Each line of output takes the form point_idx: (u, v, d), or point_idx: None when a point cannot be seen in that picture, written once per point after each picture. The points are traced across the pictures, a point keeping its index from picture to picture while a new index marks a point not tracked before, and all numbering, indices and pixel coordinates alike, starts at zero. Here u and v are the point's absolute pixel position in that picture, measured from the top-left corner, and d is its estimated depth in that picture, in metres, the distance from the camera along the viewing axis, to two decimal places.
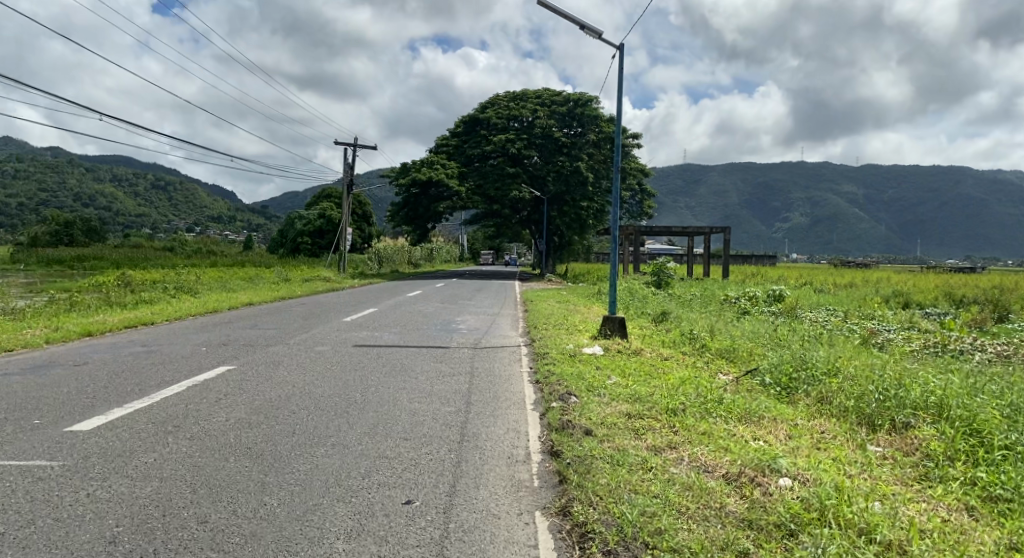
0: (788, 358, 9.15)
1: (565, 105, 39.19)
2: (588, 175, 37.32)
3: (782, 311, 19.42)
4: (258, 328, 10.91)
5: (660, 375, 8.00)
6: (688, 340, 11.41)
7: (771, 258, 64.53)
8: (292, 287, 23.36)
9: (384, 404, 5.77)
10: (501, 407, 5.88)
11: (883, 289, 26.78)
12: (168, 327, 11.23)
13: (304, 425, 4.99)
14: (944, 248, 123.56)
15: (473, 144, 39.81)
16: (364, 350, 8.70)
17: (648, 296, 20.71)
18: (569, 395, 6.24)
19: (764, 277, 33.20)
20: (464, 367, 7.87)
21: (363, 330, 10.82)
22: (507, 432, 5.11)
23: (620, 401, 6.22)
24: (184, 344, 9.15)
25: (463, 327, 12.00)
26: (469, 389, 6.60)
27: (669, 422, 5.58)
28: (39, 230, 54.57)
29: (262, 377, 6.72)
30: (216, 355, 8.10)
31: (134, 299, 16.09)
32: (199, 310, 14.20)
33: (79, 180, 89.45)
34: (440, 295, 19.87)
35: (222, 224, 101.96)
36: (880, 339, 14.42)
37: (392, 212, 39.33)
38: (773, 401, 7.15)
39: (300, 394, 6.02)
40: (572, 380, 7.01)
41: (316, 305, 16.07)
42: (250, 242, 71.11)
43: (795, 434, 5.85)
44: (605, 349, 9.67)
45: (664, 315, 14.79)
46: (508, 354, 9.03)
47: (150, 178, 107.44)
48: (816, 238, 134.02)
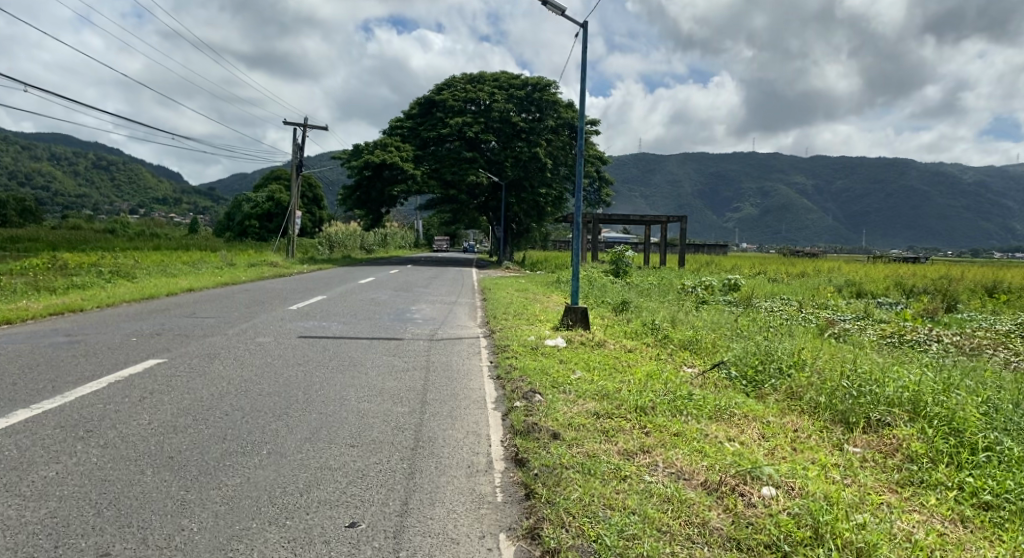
0: (754, 350, 9.00)
1: (523, 90, 38.68)
2: (547, 161, 36.98)
3: (739, 300, 19.43)
4: (197, 317, 10.17)
5: (626, 368, 7.68)
6: (649, 331, 11.16)
7: (725, 247, 65.50)
8: (239, 272, 22.41)
9: (331, 404, 5.26)
10: (459, 407, 5.44)
11: (835, 278, 27.24)
12: (99, 315, 10.39)
13: (237, 429, 4.43)
14: (888, 240, 127.86)
15: (431, 128, 38.97)
16: (310, 342, 8.11)
17: (606, 284, 20.48)
18: (533, 392, 5.83)
19: (720, 266, 33.45)
20: (420, 361, 7.38)
21: (310, 320, 10.19)
22: (466, 435, 4.68)
23: (587, 398, 5.86)
24: (111, 334, 8.40)
25: (418, 316, 11.46)
26: (424, 386, 6.12)
27: (640, 421, 5.25)
28: None
29: (195, 372, 6.09)
30: (145, 347, 7.39)
31: (65, 284, 15.08)
32: (134, 296, 13.32)
33: (14, 157, 85.04)
34: (394, 282, 19.21)
35: (168, 207, 98.39)
36: (837, 329, 14.48)
37: (345, 196, 38.25)
38: (743, 396, 6.93)
39: (236, 392, 5.44)
40: (534, 375, 6.60)
41: (262, 292, 15.30)
42: (197, 225, 68.75)
43: (769, 434, 5.61)
44: (567, 341, 9.29)
45: (624, 304, 14.53)
46: (466, 347, 8.57)
47: (91, 157, 102.93)
48: (766, 228, 137.07)
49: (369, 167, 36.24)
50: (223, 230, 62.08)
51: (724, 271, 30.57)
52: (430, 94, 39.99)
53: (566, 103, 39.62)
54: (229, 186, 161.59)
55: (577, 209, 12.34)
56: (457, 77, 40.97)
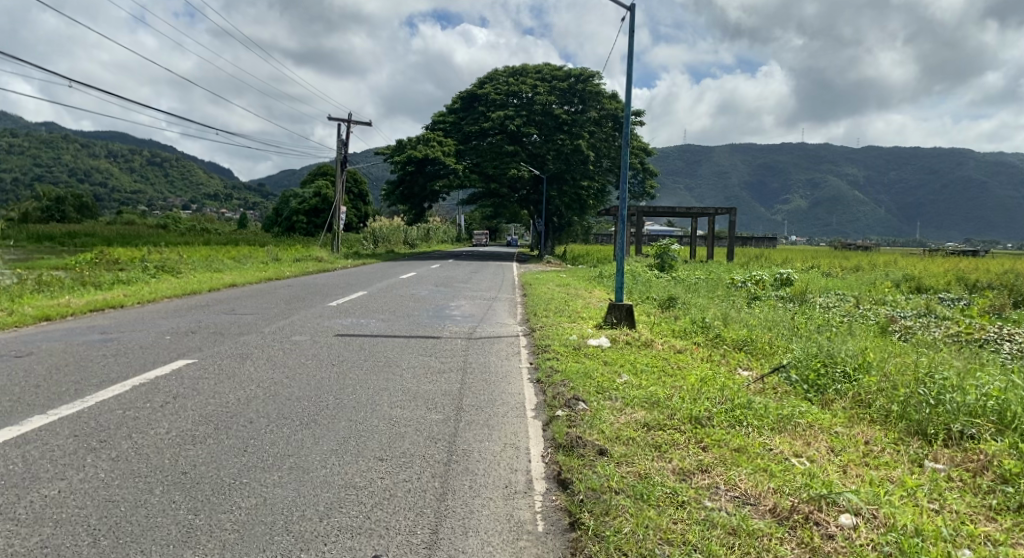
0: (813, 351, 8.42)
1: (566, 82, 37.96)
2: (589, 154, 36.31)
3: (791, 296, 18.60)
4: (235, 314, 10.04)
5: (677, 372, 7.19)
6: (699, 330, 10.61)
7: (774, 240, 63.60)
8: (282, 267, 22.57)
9: (362, 410, 4.93)
10: (496, 414, 5.07)
11: (892, 272, 25.99)
12: (137, 311, 10.37)
13: (259, 440, 4.14)
14: (944, 232, 122.86)
15: (472, 121, 38.68)
16: (346, 341, 7.83)
17: (652, 279, 19.85)
18: (578, 399, 5.41)
19: (769, 260, 32.38)
20: (458, 362, 7.01)
21: (348, 317, 9.95)
22: (503, 448, 4.28)
23: (636, 407, 5.40)
24: (145, 332, 8.29)
25: (458, 313, 11.12)
26: (462, 390, 5.76)
27: (694, 434, 4.80)
28: (30, 206, 53.67)
29: (223, 374, 5.84)
30: (178, 347, 7.22)
31: (113, 280, 15.35)
32: (178, 292, 13.39)
33: (75, 156, 88.58)
34: (434, 277, 18.96)
35: (218, 202, 101.05)
36: (900, 328, 13.62)
37: (387, 191, 38.34)
38: (806, 403, 6.38)
39: (265, 396, 5.17)
40: (577, 380, 6.18)
41: (303, 287, 15.21)
42: (246, 220, 70.31)
43: (840, 448, 5.07)
44: (612, 341, 8.83)
45: (670, 300, 13.95)
46: (506, 346, 8.18)
47: (146, 154, 106.36)
48: (815, 221, 133.31)
49: (411, 162, 36.19)
50: (270, 225, 63.23)
51: (774, 265, 29.55)
52: (472, 88, 39.70)
53: (610, 94, 38.75)
54: (277, 182, 165.55)
55: (622, 201, 11.80)
56: (499, 69, 40.50)
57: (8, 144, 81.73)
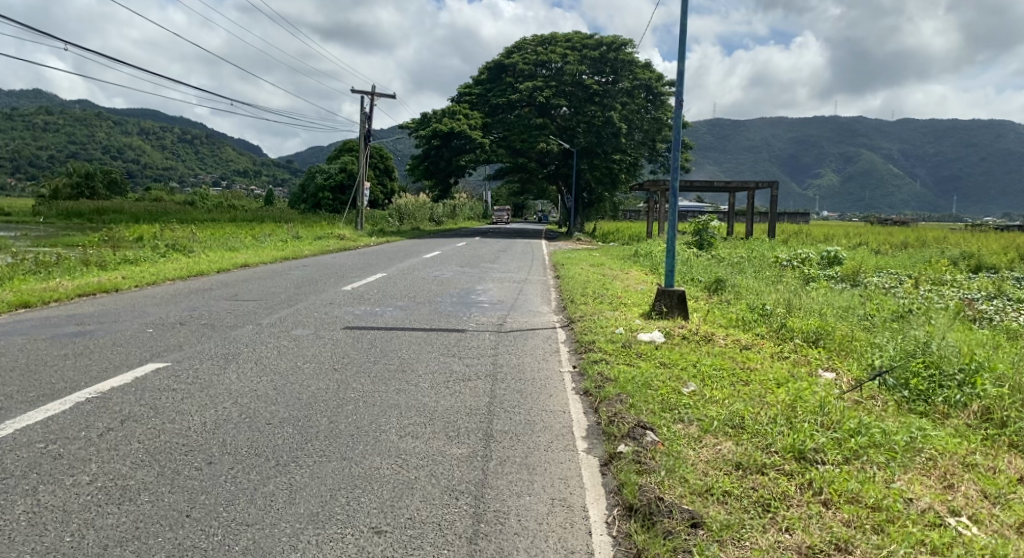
0: (908, 347, 7.05)
1: (597, 50, 35.99)
2: (621, 126, 34.56)
3: (843, 276, 17.05)
4: (237, 300, 8.99)
5: (752, 378, 5.92)
6: (759, 319, 9.27)
7: (809, 214, 61.01)
8: (302, 245, 21.65)
9: (366, 443, 3.76)
10: (537, 446, 3.88)
11: (948, 249, 24.01)
12: (131, 296, 9.41)
13: (212, 497, 3.03)
14: (984, 206, 117.99)
15: (499, 92, 37.18)
16: (356, 336, 6.69)
17: (690, 259, 18.38)
18: (643, 424, 4.16)
19: (811, 236, 30.41)
20: (487, 363, 5.85)
21: (362, 304, 8.81)
22: (552, 508, 3.11)
23: (719, 436, 4.15)
24: (127, 323, 7.23)
25: (485, 299, 9.91)
26: (492, 408, 4.56)
27: (804, 480, 3.54)
28: (60, 182, 53.93)
29: (196, 386, 4.70)
30: (153, 342, 6.10)
31: (120, 258, 14.49)
32: (183, 273, 12.42)
33: (108, 134, 89.53)
34: (461, 256, 17.83)
35: (248, 178, 101.47)
36: (976, 311, 12.08)
37: (412, 166, 37.22)
38: (924, 422, 5.01)
39: (240, 421, 4.03)
40: (635, 393, 4.92)
41: (320, 269, 14.13)
42: (272, 197, 69.98)
43: (999, 494, 3.71)
44: (666, 335, 7.57)
45: (718, 283, 12.59)
46: (541, 343, 6.95)
47: (177, 132, 107.18)
48: (849, 196, 129.25)
49: (437, 135, 34.96)
50: (297, 201, 62.58)
51: (818, 241, 27.89)
52: (499, 58, 38.08)
53: (642, 62, 36.78)
54: (306, 159, 165.70)
55: (673, 173, 10.31)
56: (527, 38, 38.78)
57: (43, 122, 82.66)
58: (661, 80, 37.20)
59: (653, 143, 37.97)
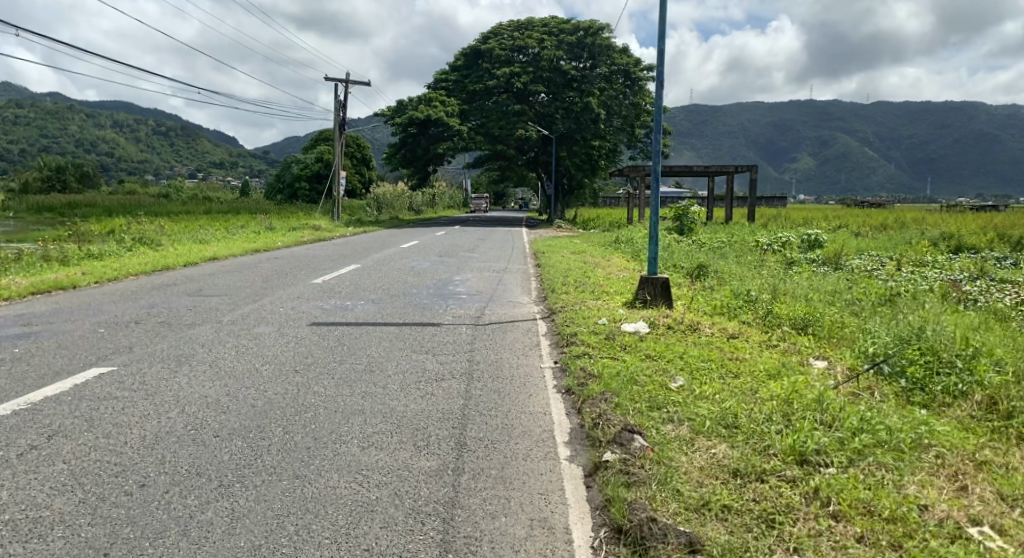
0: (901, 334, 6.81)
1: (575, 34, 35.47)
2: (600, 112, 34.15)
3: (825, 259, 16.86)
4: (200, 297, 8.49)
5: (743, 370, 5.61)
6: (745, 305, 8.99)
7: (787, 198, 61.17)
8: (275, 237, 21.04)
9: (324, 459, 3.38)
10: (515, 455, 3.52)
11: (927, 230, 23.93)
12: (89, 293, 8.93)
13: (139, 528, 2.62)
14: (958, 186, 119.39)
15: (476, 79, 36.61)
16: (323, 333, 6.29)
17: (670, 245, 18.08)
18: (631, 427, 3.81)
19: (791, 220, 30.24)
20: (461, 361, 5.47)
21: (332, 298, 8.38)
22: (532, 533, 2.76)
23: (711, 437, 3.84)
24: (77, 323, 6.70)
25: (462, 291, 9.49)
26: (466, 413, 4.17)
27: (809, 489, 3.25)
28: (29, 176, 52.58)
29: (141, 394, 4.22)
30: (102, 344, 5.61)
31: (82, 253, 13.86)
32: (148, 268, 11.87)
33: (79, 127, 87.72)
34: (439, 246, 17.39)
35: (225, 170, 99.99)
36: (962, 293, 11.88)
37: (389, 154, 36.58)
38: (926, 415, 4.74)
39: (184, 434, 3.59)
40: (622, 390, 4.57)
41: (292, 260, 13.63)
42: (248, 189, 68.78)
43: (1018, 495, 3.42)
44: (651, 325, 7.23)
45: (701, 269, 12.32)
46: (521, 336, 6.59)
47: (151, 124, 105.23)
48: (826, 179, 130.18)
49: (414, 123, 34.35)
50: (273, 192, 61.53)
51: (798, 225, 27.76)
52: (476, 44, 37.48)
53: (620, 47, 36.35)
54: (283, 149, 163.56)
55: (655, 156, 9.85)
56: (503, 23, 38.20)
57: (13, 114, 80.56)
58: (639, 64, 36.85)
59: (632, 128, 37.62)
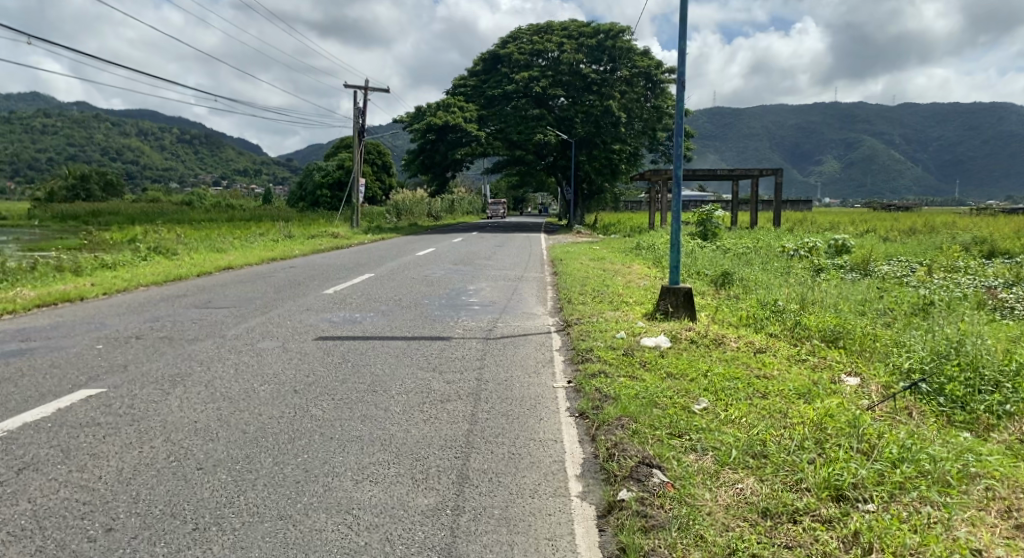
0: (937, 347, 6.36)
1: (594, 38, 35.10)
2: (620, 116, 33.72)
3: (854, 265, 16.29)
4: (208, 309, 8.32)
5: (770, 389, 5.23)
6: (771, 316, 8.58)
7: (811, 202, 60.12)
8: (292, 244, 20.96)
9: (314, 495, 3.12)
10: (519, 491, 3.24)
11: (959, 234, 23.14)
12: (97, 305, 8.82)
13: None
14: (987, 189, 116.73)
15: (495, 84, 36.43)
16: (328, 349, 6.03)
17: (693, 251, 17.64)
18: (649, 461, 3.50)
19: (817, 224, 29.50)
20: (471, 380, 5.18)
21: (341, 310, 8.15)
22: None
23: (737, 469, 3.51)
24: (76, 338, 6.53)
25: (476, 301, 9.21)
26: (471, 440, 3.88)
27: (847, 533, 2.89)
28: (57, 184, 53.42)
29: (127, 420, 4.02)
30: (96, 363, 5.41)
31: (98, 263, 13.83)
32: (160, 278, 11.77)
33: (107, 136, 89.23)
34: (456, 253, 17.14)
35: (248, 178, 101.18)
36: (1000, 301, 11.31)
37: (408, 160, 36.55)
38: (973, 440, 4.31)
39: (165, 467, 3.37)
40: (641, 415, 4.24)
41: (306, 269, 13.49)
42: (270, 195, 69.29)
43: None
44: (673, 339, 6.88)
45: (724, 277, 11.90)
46: (535, 352, 6.29)
47: (176, 132, 106.77)
48: (851, 183, 128.06)
49: (432, 129, 34.28)
50: (295, 199, 61.96)
51: (823, 229, 27.13)
52: (494, 49, 37.33)
53: (640, 50, 35.86)
54: (306, 156, 165.02)
55: (676, 162, 9.48)
56: (522, 28, 38.00)
57: (43, 124, 82.05)
58: (659, 67, 36.32)
59: (653, 132, 37.14)
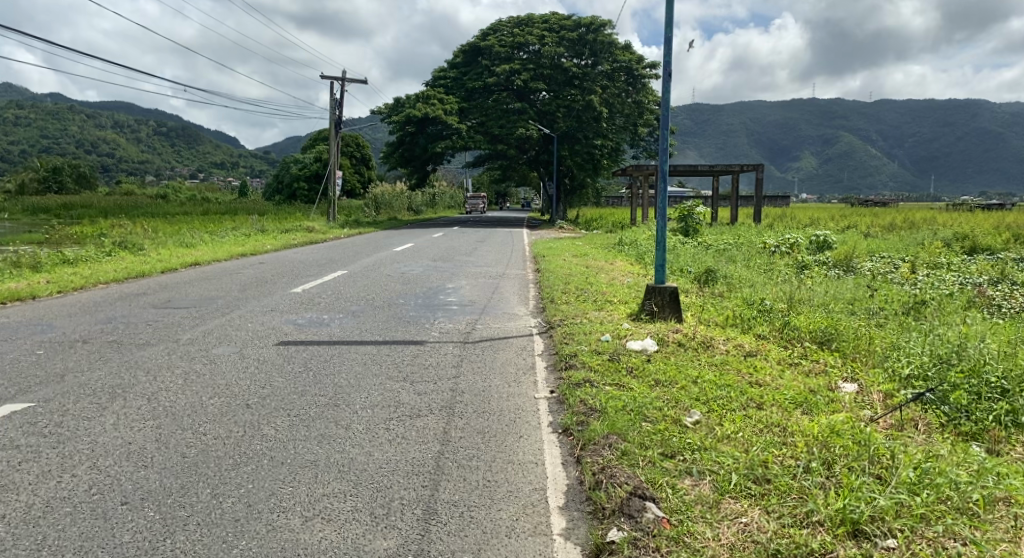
0: (937, 353, 6.04)
1: (575, 31, 34.64)
2: (601, 110, 33.38)
3: (836, 262, 16.08)
4: (167, 309, 7.77)
5: (767, 398, 4.86)
6: (760, 315, 8.26)
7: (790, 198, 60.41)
8: (266, 239, 20.33)
9: (253, 538, 2.69)
10: (493, 530, 2.83)
11: (939, 231, 23.04)
12: (49, 306, 8.24)
13: None
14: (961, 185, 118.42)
15: (475, 77, 35.91)
16: (290, 355, 5.56)
17: (675, 247, 17.35)
18: (642, 490, 3.10)
19: (798, 220, 29.33)
20: (444, 392, 4.73)
21: (309, 311, 7.65)
22: None
23: (740, 498, 3.14)
24: (15, 343, 5.96)
25: (453, 301, 8.76)
26: (441, 464, 3.44)
27: None
28: (27, 176, 52.00)
29: (51, 441, 3.52)
30: (29, 372, 4.87)
31: (59, 258, 13.15)
32: (121, 274, 11.16)
33: (80, 127, 87.31)
34: (434, 249, 16.66)
35: (226, 171, 99.55)
36: (987, 299, 11.07)
37: (387, 154, 35.89)
38: (986, 456, 3.97)
39: (84, 501, 2.88)
40: (630, 431, 3.84)
41: (276, 265, 12.93)
42: (248, 189, 68.19)
43: None
44: (660, 342, 6.50)
45: (709, 274, 11.59)
46: (514, 357, 5.88)
47: (153, 125, 104.88)
48: (829, 178, 129.14)
49: (412, 122, 33.72)
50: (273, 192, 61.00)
51: (804, 225, 26.95)
52: (475, 41, 36.74)
53: (622, 43, 35.50)
54: (286, 149, 163.11)
55: (661, 155, 9.12)
56: (503, 20, 37.45)
57: (14, 114, 80.19)
58: (641, 62, 36.02)
59: (634, 127, 36.82)
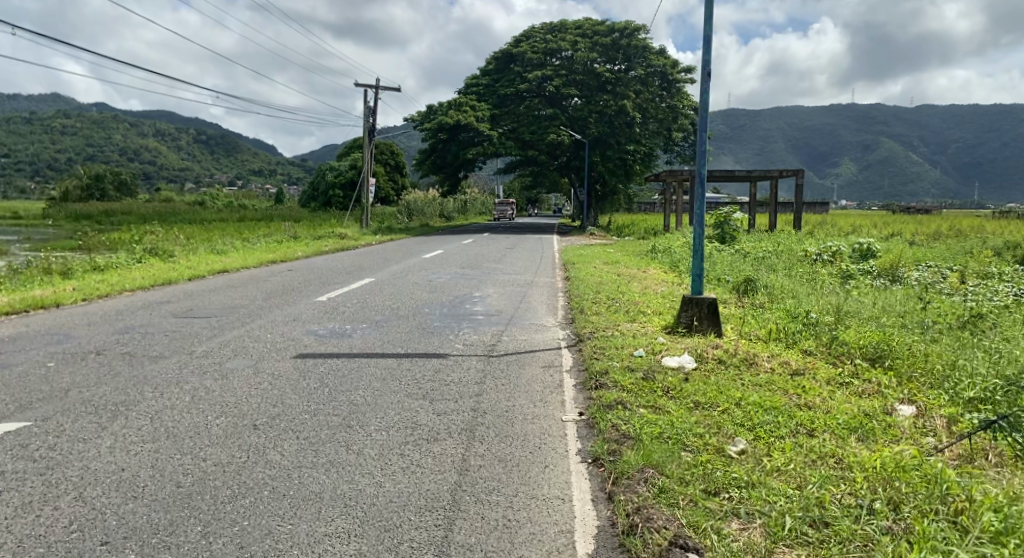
0: (1003, 375, 5.52)
1: (609, 36, 34.23)
2: (634, 115, 32.91)
3: (881, 271, 15.38)
4: (187, 319, 7.59)
5: (818, 424, 4.41)
6: (806, 328, 7.76)
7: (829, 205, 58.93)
8: (297, 246, 20.36)
9: None
10: None
11: (989, 239, 21.97)
12: (71, 314, 8.14)
13: None
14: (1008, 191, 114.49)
15: (508, 83, 35.74)
16: (307, 371, 5.29)
17: (712, 255, 16.82)
18: (682, 540, 2.73)
19: (838, 227, 28.37)
20: (466, 413, 4.39)
21: (331, 321, 7.41)
22: None
23: (795, 548, 2.74)
24: (28, 354, 5.79)
25: (480, 311, 8.44)
26: (457, 498, 3.12)
27: None
28: (71, 184, 53.41)
29: (39, 467, 3.27)
30: (35, 387, 4.66)
31: (90, 264, 13.22)
32: (149, 281, 11.11)
33: (124, 136, 89.65)
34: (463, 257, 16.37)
35: (262, 178, 101.29)
36: None
37: (419, 160, 35.88)
38: None
39: (62, 540, 2.61)
40: (668, 462, 3.46)
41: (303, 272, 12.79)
42: (283, 196, 69.06)
43: None
44: (698, 358, 6.08)
45: (748, 283, 11.09)
46: (542, 373, 5.53)
47: (193, 134, 107.30)
48: (869, 183, 125.98)
49: (443, 129, 33.67)
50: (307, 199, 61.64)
51: (844, 232, 26.02)
52: (507, 47, 36.56)
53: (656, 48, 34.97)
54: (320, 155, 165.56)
55: (700, 160, 8.69)
56: (536, 26, 37.23)
57: (60, 124, 82.78)
58: (676, 66, 35.41)
59: (668, 132, 36.18)
